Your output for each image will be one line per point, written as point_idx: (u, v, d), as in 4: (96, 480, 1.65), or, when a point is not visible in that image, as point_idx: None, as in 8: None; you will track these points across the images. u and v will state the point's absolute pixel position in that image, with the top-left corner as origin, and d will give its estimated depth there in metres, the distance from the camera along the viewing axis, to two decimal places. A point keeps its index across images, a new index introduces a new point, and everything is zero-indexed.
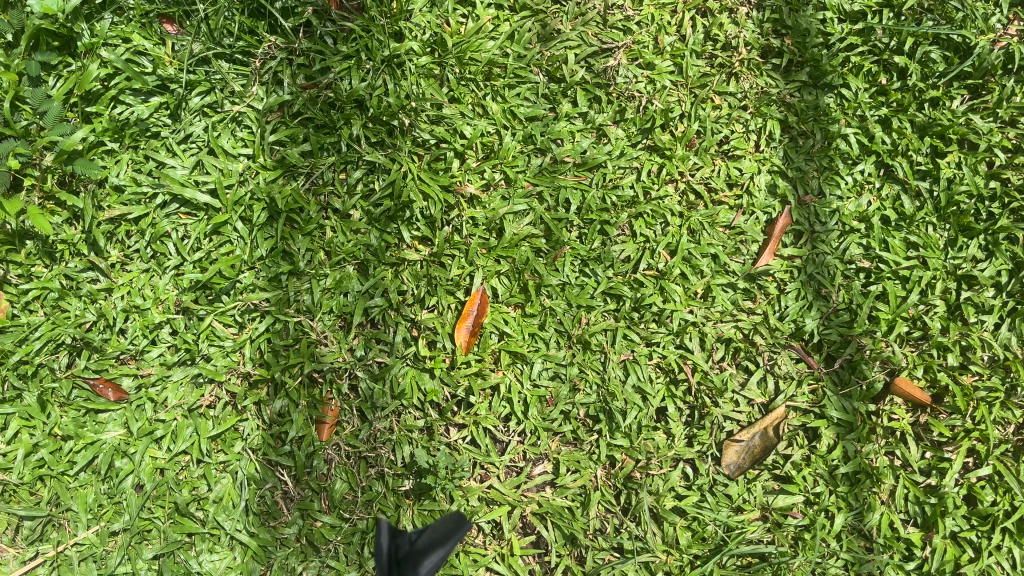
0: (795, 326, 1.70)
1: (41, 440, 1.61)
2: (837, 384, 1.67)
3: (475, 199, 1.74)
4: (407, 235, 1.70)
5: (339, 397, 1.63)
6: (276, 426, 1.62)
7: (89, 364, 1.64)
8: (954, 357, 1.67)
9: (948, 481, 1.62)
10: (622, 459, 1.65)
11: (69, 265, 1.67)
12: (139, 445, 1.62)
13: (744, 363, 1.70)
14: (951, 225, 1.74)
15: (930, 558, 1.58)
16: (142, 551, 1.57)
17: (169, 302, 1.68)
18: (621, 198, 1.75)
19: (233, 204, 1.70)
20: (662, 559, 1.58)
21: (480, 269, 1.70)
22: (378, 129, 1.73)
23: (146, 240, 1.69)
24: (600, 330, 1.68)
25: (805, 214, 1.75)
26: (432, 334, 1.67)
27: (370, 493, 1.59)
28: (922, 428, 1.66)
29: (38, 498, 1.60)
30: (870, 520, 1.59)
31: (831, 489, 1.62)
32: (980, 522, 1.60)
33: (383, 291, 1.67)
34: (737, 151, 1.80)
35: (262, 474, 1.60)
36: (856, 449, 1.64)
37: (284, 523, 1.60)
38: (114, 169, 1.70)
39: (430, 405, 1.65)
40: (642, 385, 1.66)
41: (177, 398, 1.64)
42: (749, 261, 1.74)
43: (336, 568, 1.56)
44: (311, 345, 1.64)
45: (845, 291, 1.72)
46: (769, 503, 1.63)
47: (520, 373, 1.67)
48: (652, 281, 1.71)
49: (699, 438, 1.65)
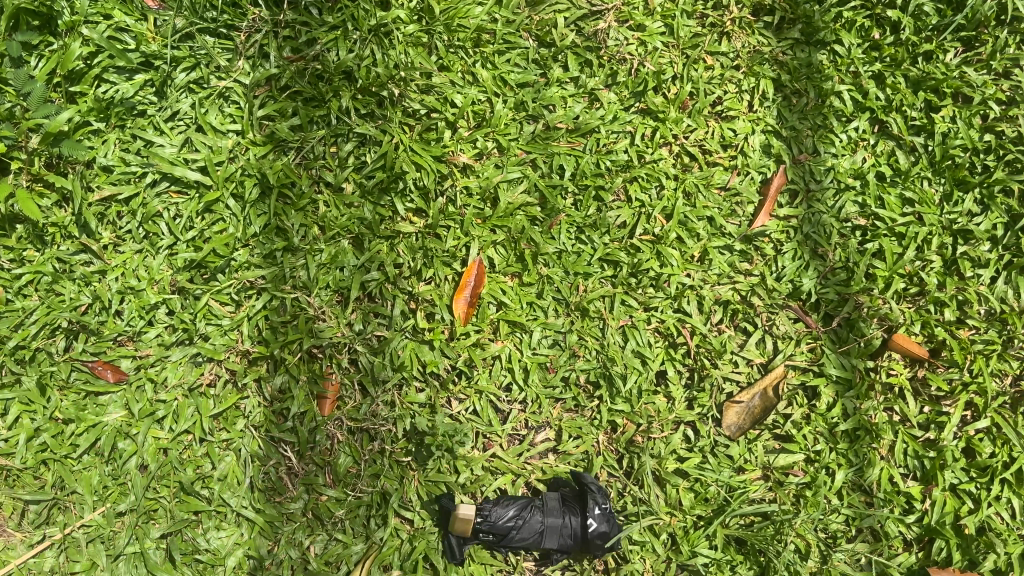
0: (793, 286, 1.69)
1: (42, 424, 1.61)
2: (835, 342, 1.67)
3: (468, 168, 1.72)
4: (401, 207, 1.70)
5: (341, 371, 1.64)
6: (277, 403, 1.63)
7: (87, 346, 1.64)
8: (951, 312, 1.65)
9: (947, 435, 1.61)
10: (623, 424, 1.66)
11: (62, 248, 1.66)
12: (141, 426, 1.62)
13: (742, 325, 1.70)
14: (947, 179, 1.71)
15: (930, 511, 1.58)
16: (150, 530, 1.58)
17: (164, 283, 1.67)
18: (615, 162, 1.74)
19: (224, 181, 1.69)
20: (666, 521, 1.61)
21: (476, 239, 1.69)
22: (367, 100, 1.71)
23: (137, 221, 1.69)
24: (599, 297, 1.69)
25: (800, 173, 1.74)
26: (431, 306, 1.68)
27: (375, 467, 1.61)
28: (921, 382, 1.65)
29: (43, 482, 1.60)
30: (870, 476, 1.60)
31: (832, 446, 1.63)
32: (979, 474, 1.59)
33: (379, 264, 1.67)
34: (731, 112, 1.77)
35: (265, 451, 1.62)
36: (855, 406, 1.64)
37: (290, 499, 1.61)
38: (102, 149, 1.69)
39: (431, 377, 1.66)
40: (641, 349, 1.67)
41: (177, 378, 1.64)
42: (745, 223, 1.74)
43: (344, 540, 1.60)
44: (309, 321, 1.65)
45: (842, 249, 1.70)
46: (770, 463, 1.63)
47: (520, 341, 1.69)
48: (649, 246, 1.71)
49: (700, 400, 1.66)
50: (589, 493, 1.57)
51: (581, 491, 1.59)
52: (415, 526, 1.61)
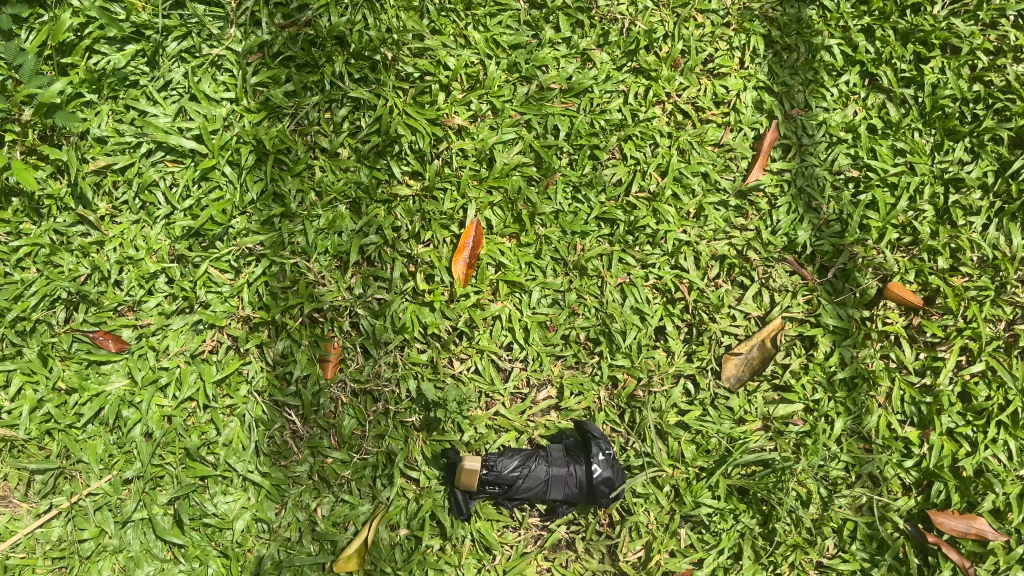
0: (788, 239, 1.71)
1: (45, 394, 1.61)
2: (831, 293, 1.68)
3: (464, 131, 1.73)
4: (397, 170, 1.70)
5: (342, 334, 1.65)
6: (280, 367, 1.64)
7: (88, 317, 1.64)
8: (944, 260, 1.67)
9: (943, 379, 1.63)
10: (624, 379, 1.68)
11: (59, 220, 1.66)
12: (144, 394, 1.62)
13: (739, 279, 1.72)
14: (937, 129, 1.73)
15: (928, 455, 1.62)
16: (158, 496, 1.59)
17: (163, 252, 1.68)
18: (610, 121, 1.75)
19: (220, 149, 1.69)
20: (669, 473, 1.63)
21: (473, 200, 1.70)
22: (361, 65, 1.71)
23: (133, 191, 1.68)
24: (597, 256, 1.70)
25: (792, 127, 1.75)
26: (430, 268, 1.68)
27: (380, 428, 1.62)
28: (916, 330, 1.67)
29: (47, 452, 1.60)
30: (869, 423, 1.63)
31: (830, 395, 1.65)
32: (975, 417, 1.62)
33: (377, 228, 1.68)
34: (723, 69, 1.79)
35: (269, 415, 1.62)
36: (852, 355, 1.65)
37: (295, 462, 1.62)
38: (95, 121, 1.68)
39: (433, 338, 1.67)
40: (640, 306, 1.69)
41: (180, 345, 1.65)
42: (739, 178, 1.75)
43: (350, 501, 1.61)
44: (309, 285, 1.65)
45: (835, 201, 1.72)
46: (769, 413, 1.65)
47: (520, 302, 1.70)
48: (645, 204, 1.72)
49: (699, 353, 1.68)
50: (592, 441, 1.58)
51: (584, 440, 1.60)
52: (421, 486, 1.62)
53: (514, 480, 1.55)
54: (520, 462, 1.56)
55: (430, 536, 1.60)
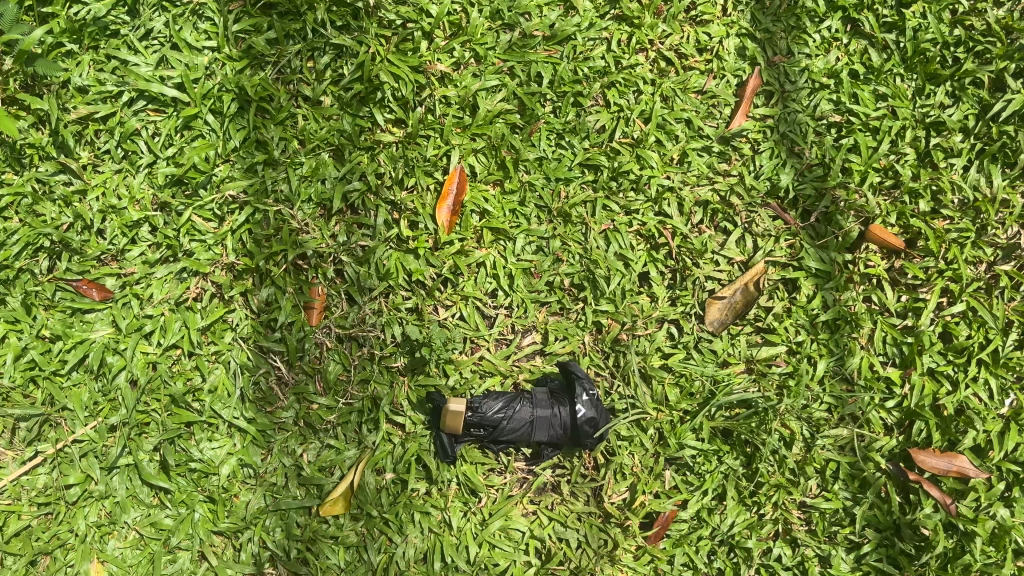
0: (771, 184, 1.72)
1: (29, 342, 1.61)
2: (813, 237, 1.70)
3: (447, 78, 1.72)
4: (380, 117, 1.70)
5: (326, 281, 1.65)
6: (264, 314, 1.64)
7: (71, 265, 1.64)
8: (926, 203, 1.68)
9: (925, 320, 1.64)
10: (608, 324, 1.68)
11: (41, 169, 1.66)
12: (129, 341, 1.62)
13: (722, 224, 1.72)
14: (918, 74, 1.73)
15: (910, 395, 1.62)
16: (143, 442, 1.59)
17: (146, 200, 1.67)
18: (593, 68, 1.74)
19: (202, 98, 1.68)
20: (653, 416, 1.63)
21: (456, 147, 1.70)
22: (343, 12, 1.70)
23: (116, 140, 1.68)
24: (581, 202, 1.71)
25: (775, 74, 1.75)
26: (413, 215, 1.68)
27: (365, 373, 1.62)
28: (898, 273, 1.68)
29: (33, 400, 1.60)
30: (851, 364, 1.63)
31: (813, 337, 1.66)
32: (956, 357, 1.63)
33: (360, 175, 1.67)
34: (705, 16, 1.77)
35: (255, 361, 1.63)
36: (835, 298, 1.66)
37: (281, 408, 1.62)
38: (76, 70, 1.67)
39: (417, 285, 1.67)
40: (624, 252, 1.69)
41: (163, 293, 1.65)
42: (722, 124, 1.75)
43: (336, 446, 1.61)
44: (293, 233, 1.65)
45: (818, 146, 1.72)
46: (752, 356, 1.66)
47: (504, 249, 1.70)
48: (628, 149, 1.73)
49: (683, 298, 1.68)
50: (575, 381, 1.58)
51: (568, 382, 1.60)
52: (407, 431, 1.62)
53: (498, 422, 1.56)
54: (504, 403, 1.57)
55: (415, 479, 1.61)
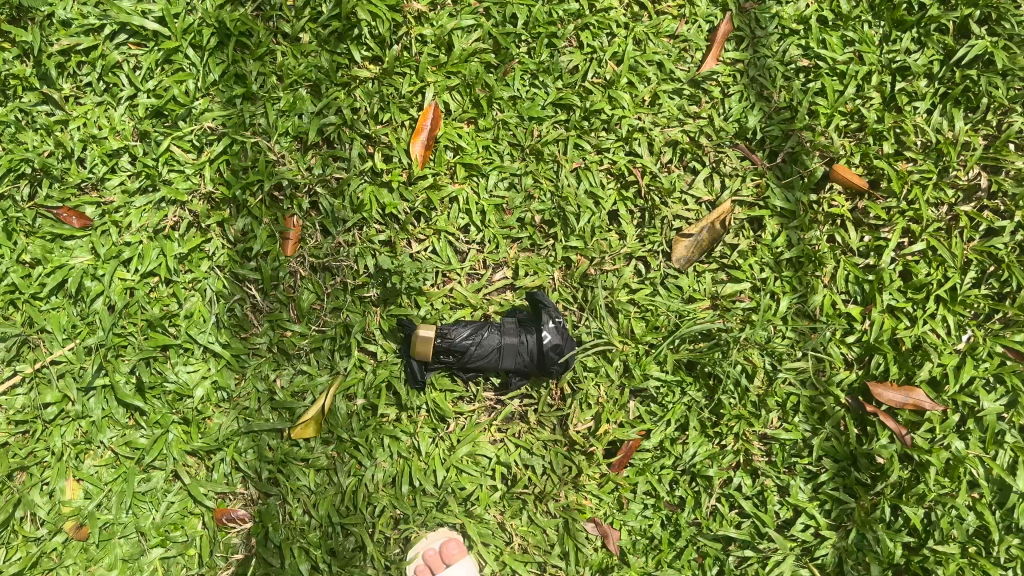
0: (739, 126, 1.75)
1: (9, 266, 1.64)
2: (779, 177, 1.73)
3: (423, 17, 1.75)
4: (357, 55, 1.73)
5: (301, 213, 1.69)
6: (241, 244, 1.67)
7: (52, 192, 1.67)
8: (890, 145, 1.72)
9: (885, 259, 1.69)
10: (577, 260, 1.72)
11: (24, 99, 1.69)
12: (107, 267, 1.65)
13: (691, 164, 1.76)
14: (885, 21, 1.76)
15: (869, 330, 1.67)
16: (120, 365, 1.63)
17: (127, 131, 1.71)
18: (567, 11, 1.77)
19: (182, 32, 1.71)
20: (619, 348, 1.67)
21: (431, 84, 1.74)
22: None
23: (98, 72, 1.71)
24: (553, 140, 1.74)
25: (746, 20, 1.77)
26: (388, 149, 1.72)
27: (337, 301, 1.66)
28: (861, 213, 1.73)
29: (11, 322, 1.64)
30: (813, 301, 1.67)
31: (776, 275, 1.71)
32: (915, 294, 1.67)
33: (336, 110, 1.71)
34: None
35: (230, 289, 1.66)
36: (799, 237, 1.70)
37: (255, 335, 1.66)
38: (60, 4, 1.69)
39: (391, 219, 1.71)
40: (594, 190, 1.73)
41: (142, 222, 1.68)
42: (693, 68, 1.79)
43: (309, 372, 1.65)
44: (270, 164, 1.68)
45: (787, 90, 1.75)
46: (717, 292, 1.71)
47: (477, 185, 1.74)
48: (601, 90, 1.76)
49: (650, 236, 1.72)
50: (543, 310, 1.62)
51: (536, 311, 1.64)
52: (378, 359, 1.67)
53: (467, 349, 1.59)
54: (473, 331, 1.60)
55: (386, 405, 1.65)
